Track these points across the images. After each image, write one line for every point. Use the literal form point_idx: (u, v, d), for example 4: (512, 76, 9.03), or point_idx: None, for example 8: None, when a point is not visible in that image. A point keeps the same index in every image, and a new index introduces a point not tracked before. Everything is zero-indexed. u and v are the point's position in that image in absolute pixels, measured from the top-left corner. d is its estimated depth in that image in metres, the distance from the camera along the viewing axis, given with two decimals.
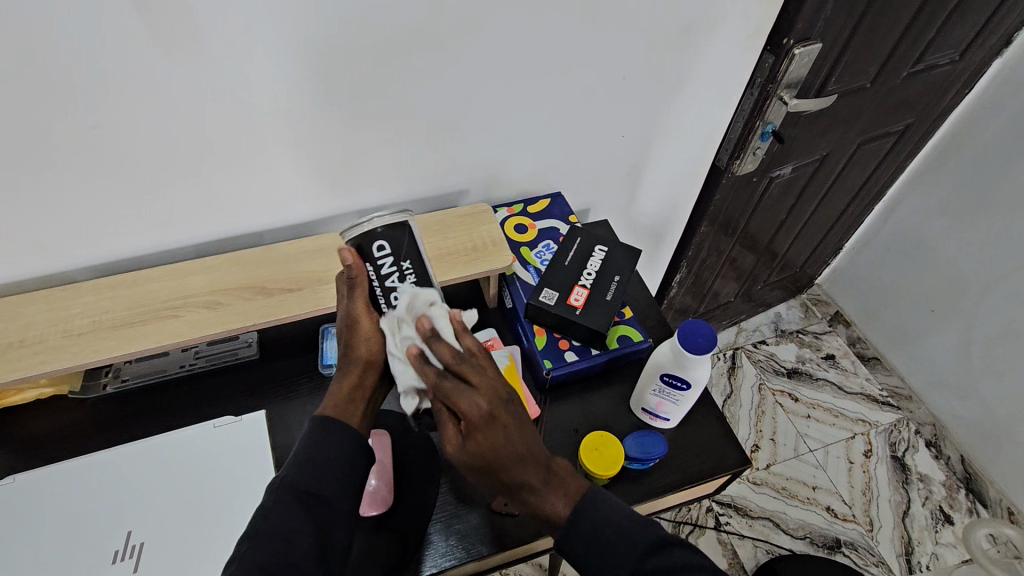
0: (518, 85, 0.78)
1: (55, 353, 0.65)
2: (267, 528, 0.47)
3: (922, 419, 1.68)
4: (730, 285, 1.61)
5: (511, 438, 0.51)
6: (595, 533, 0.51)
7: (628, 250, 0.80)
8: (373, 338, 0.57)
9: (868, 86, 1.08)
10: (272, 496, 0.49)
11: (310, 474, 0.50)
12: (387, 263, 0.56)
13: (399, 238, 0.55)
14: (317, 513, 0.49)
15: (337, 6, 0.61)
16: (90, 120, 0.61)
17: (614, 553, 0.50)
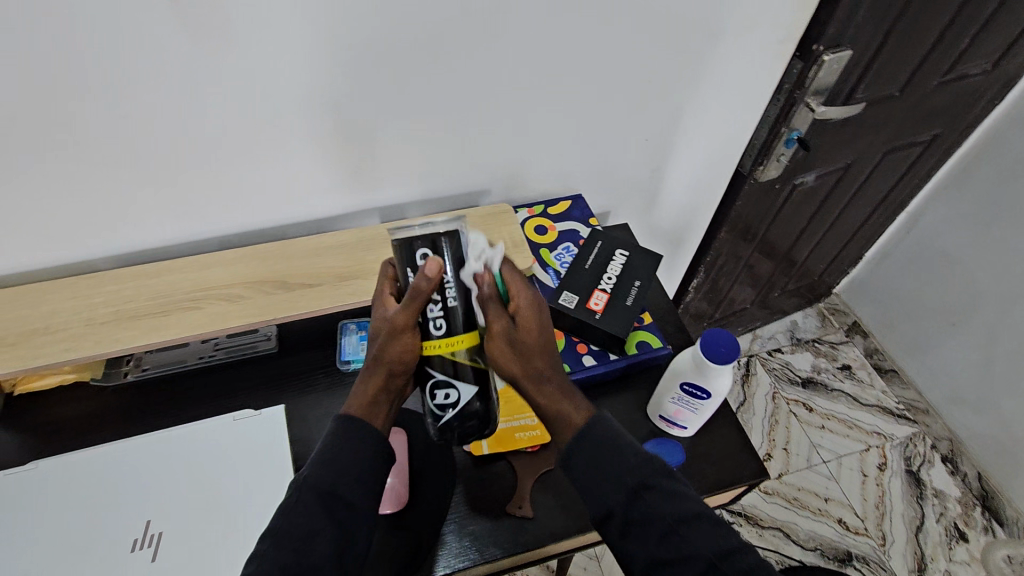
0: (543, 86, 0.77)
1: (78, 341, 0.65)
2: (288, 526, 0.48)
3: (939, 434, 1.65)
4: (747, 291, 1.59)
5: (545, 340, 0.57)
6: (611, 444, 0.51)
7: (649, 256, 0.79)
8: (411, 352, 0.53)
9: (896, 94, 1.06)
10: (295, 493, 0.49)
11: (331, 471, 0.51)
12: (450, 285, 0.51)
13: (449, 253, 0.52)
14: (339, 512, 0.50)
15: (367, 5, 0.61)
16: (120, 111, 0.62)
17: (622, 464, 0.50)
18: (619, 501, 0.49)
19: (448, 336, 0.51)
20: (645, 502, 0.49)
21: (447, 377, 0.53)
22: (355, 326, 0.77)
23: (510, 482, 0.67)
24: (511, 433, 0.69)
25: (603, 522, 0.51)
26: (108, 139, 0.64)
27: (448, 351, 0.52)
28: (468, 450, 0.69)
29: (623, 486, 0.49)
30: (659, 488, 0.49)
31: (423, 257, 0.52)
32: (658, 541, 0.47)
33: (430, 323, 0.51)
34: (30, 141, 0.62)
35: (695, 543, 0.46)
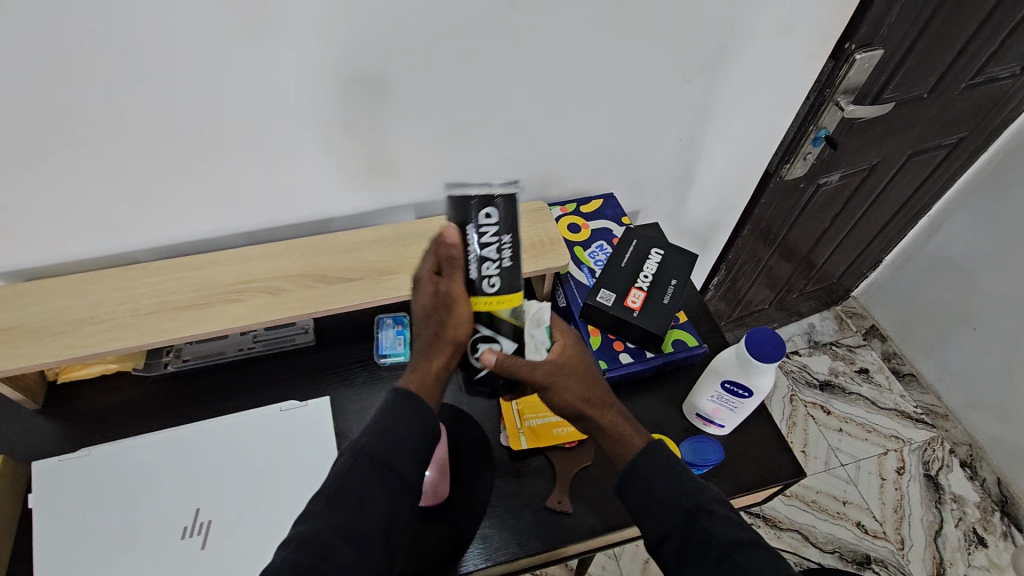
0: (580, 83, 0.77)
1: (124, 331, 0.66)
2: (342, 491, 0.49)
3: (959, 439, 1.64)
4: (765, 292, 1.59)
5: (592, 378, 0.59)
6: (671, 468, 0.54)
7: (685, 255, 0.79)
8: (463, 325, 0.57)
9: (925, 96, 1.06)
10: (351, 459, 0.50)
11: (386, 442, 0.51)
12: (491, 236, 0.56)
13: (506, 212, 0.56)
14: (389, 483, 0.51)
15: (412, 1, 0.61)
16: (171, 103, 0.62)
17: (680, 488, 0.53)
18: (677, 525, 0.51)
19: (496, 292, 0.56)
20: (703, 525, 0.50)
21: (489, 329, 0.60)
22: (391, 320, 0.78)
23: (549, 478, 0.68)
24: (549, 428, 0.70)
25: (659, 544, 0.52)
26: (157, 131, 0.65)
27: (491, 308, 0.57)
28: (506, 445, 0.69)
29: (680, 509, 0.51)
30: (715, 513, 0.51)
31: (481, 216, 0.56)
32: (716, 566, 0.48)
33: (484, 281, 0.56)
34: (81, 133, 0.62)
35: (750, 569, 0.47)
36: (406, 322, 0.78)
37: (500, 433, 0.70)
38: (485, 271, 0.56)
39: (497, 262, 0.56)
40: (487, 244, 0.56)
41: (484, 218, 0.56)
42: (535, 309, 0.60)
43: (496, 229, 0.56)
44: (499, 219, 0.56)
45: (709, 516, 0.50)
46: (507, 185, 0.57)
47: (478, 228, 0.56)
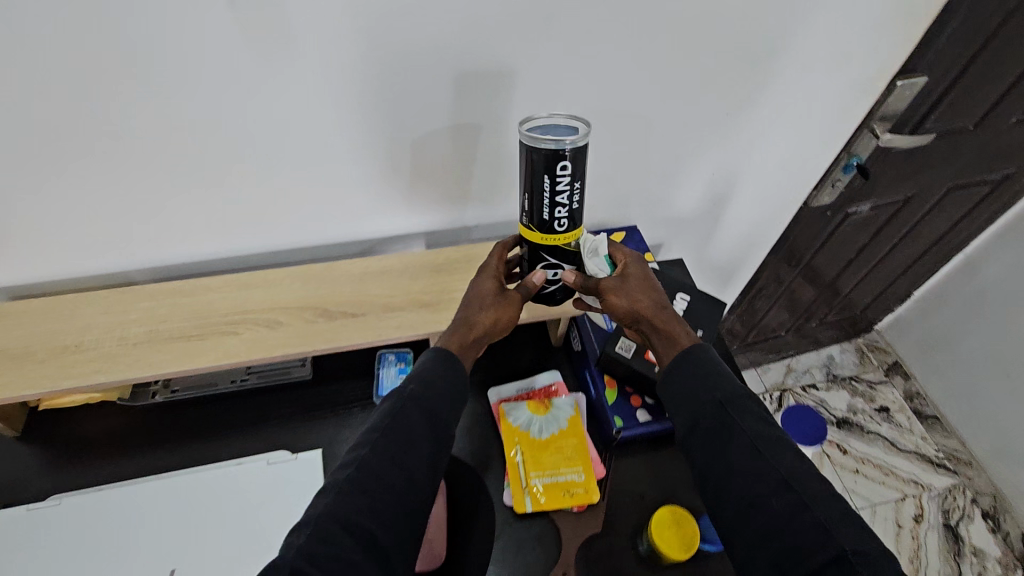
0: (610, 113, 0.71)
1: (111, 362, 0.61)
2: (393, 430, 0.50)
3: (982, 488, 1.56)
4: (785, 318, 1.54)
5: (646, 297, 0.64)
6: (708, 363, 0.57)
7: (712, 302, 0.75)
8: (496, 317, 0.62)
9: (970, 129, 0.96)
10: (398, 404, 0.52)
11: (433, 396, 0.54)
12: (564, 184, 0.53)
13: (581, 160, 0.52)
14: (435, 433, 0.52)
15: (420, 20, 0.55)
16: (173, 125, 0.57)
17: (716, 381, 0.55)
18: (708, 412, 0.54)
19: (568, 231, 0.58)
20: (730, 416, 0.53)
21: (555, 261, 0.61)
22: (394, 357, 0.73)
23: (554, 544, 0.63)
24: (557, 488, 0.64)
25: (688, 432, 0.54)
26: (158, 152, 0.60)
27: (562, 243, 0.59)
28: (509, 505, 0.65)
29: (712, 398, 0.54)
30: (747, 408, 0.53)
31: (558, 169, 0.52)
32: (740, 453, 0.50)
33: (557, 224, 0.56)
34: (77, 153, 0.58)
35: (773, 461, 0.49)
36: (409, 360, 0.73)
37: (504, 490, 0.66)
38: (562, 221, 0.57)
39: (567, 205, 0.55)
40: (557, 192, 0.54)
41: (560, 169, 0.52)
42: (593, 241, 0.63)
43: (571, 178, 0.53)
44: (575, 168, 0.53)
45: (741, 410, 0.53)
46: (584, 136, 0.51)
47: (554, 178, 0.53)
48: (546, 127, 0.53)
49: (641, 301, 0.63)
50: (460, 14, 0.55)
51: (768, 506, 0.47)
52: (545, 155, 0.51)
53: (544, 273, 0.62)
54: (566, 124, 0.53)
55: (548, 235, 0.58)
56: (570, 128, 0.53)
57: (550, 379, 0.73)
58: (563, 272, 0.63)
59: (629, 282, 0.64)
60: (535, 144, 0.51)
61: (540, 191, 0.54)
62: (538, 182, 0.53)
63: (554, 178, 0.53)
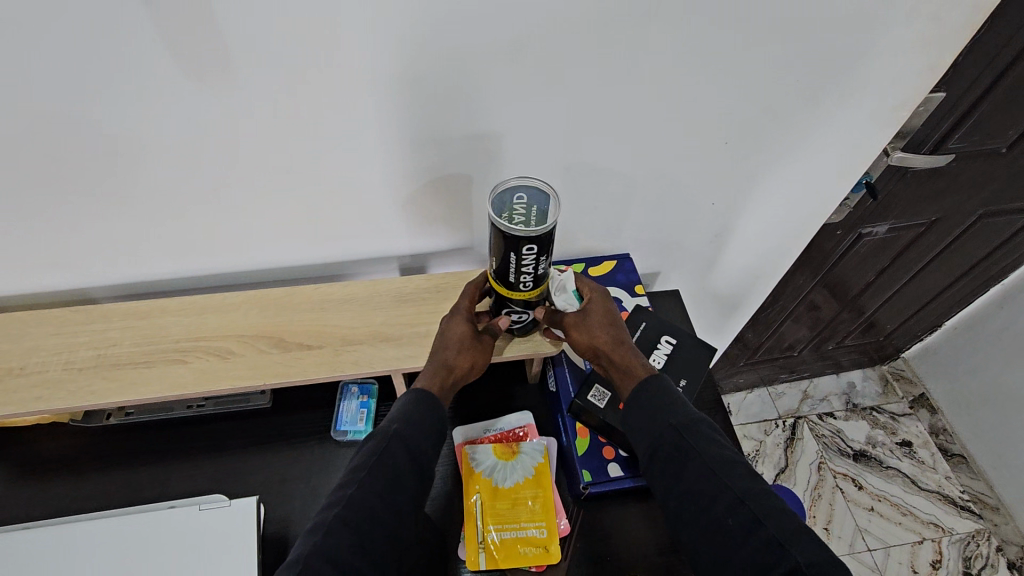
0: (595, 140, 0.65)
1: (53, 389, 0.59)
2: (377, 469, 0.47)
3: (1009, 537, 1.45)
4: (801, 333, 1.45)
5: (607, 332, 0.60)
6: (665, 392, 0.54)
7: (701, 347, 0.69)
8: (474, 364, 0.59)
9: (1002, 152, 0.87)
10: (385, 440, 0.49)
11: (416, 431, 0.50)
12: (531, 259, 0.52)
13: (549, 240, 0.51)
14: (418, 470, 0.49)
15: (371, 41, 0.50)
16: (119, 145, 0.55)
17: (669, 406, 0.53)
18: (661, 438, 0.51)
19: (533, 291, 0.56)
20: (685, 441, 0.50)
21: (525, 309, 0.59)
22: (357, 389, 0.70)
23: None
24: (514, 545, 0.60)
25: (648, 458, 0.52)
26: (105, 171, 0.58)
27: (530, 297, 0.57)
28: (463, 559, 0.61)
29: (665, 424, 0.51)
30: (699, 430, 0.51)
31: (527, 252, 0.51)
32: (698, 475, 0.48)
33: (523, 287, 0.55)
34: (24, 170, 0.56)
35: (727, 479, 0.47)
36: (372, 393, 0.69)
37: (459, 543, 0.62)
38: (527, 279, 0.54)
39: (534, 273, 0.54)
40: (524, 265, 0.52)
41: (528, 249, 0.51)
42: (560, 278, 0.64)
43: (540, 253, 0.52)
44: (544, 249, 0.51)
45: (694, 432, 0.50)
46: (554, 222, 0.50)
47: (520, 256, 0.51)
48: (521, 192, 0.52)
49: (600, 336, 0.59)
50: (416, 35, 0.50)
51: (725, 527, 0.45)
52: (512, 239, 0.50)
53: (509, 319, 0.61)
54: (540, 189, 0.53)
55: (512, 293, 0.56)
56: (543, 197, 0.52)
57: (520, 421, 0.69)
58: (530, 313, 0.60)
59: (589, 314, 0.61)
60: (503, 227, 0.50)
61: (505, 262, 0.53)
62: (505, 256, 0.52)
63: (520, 255, 0.51)
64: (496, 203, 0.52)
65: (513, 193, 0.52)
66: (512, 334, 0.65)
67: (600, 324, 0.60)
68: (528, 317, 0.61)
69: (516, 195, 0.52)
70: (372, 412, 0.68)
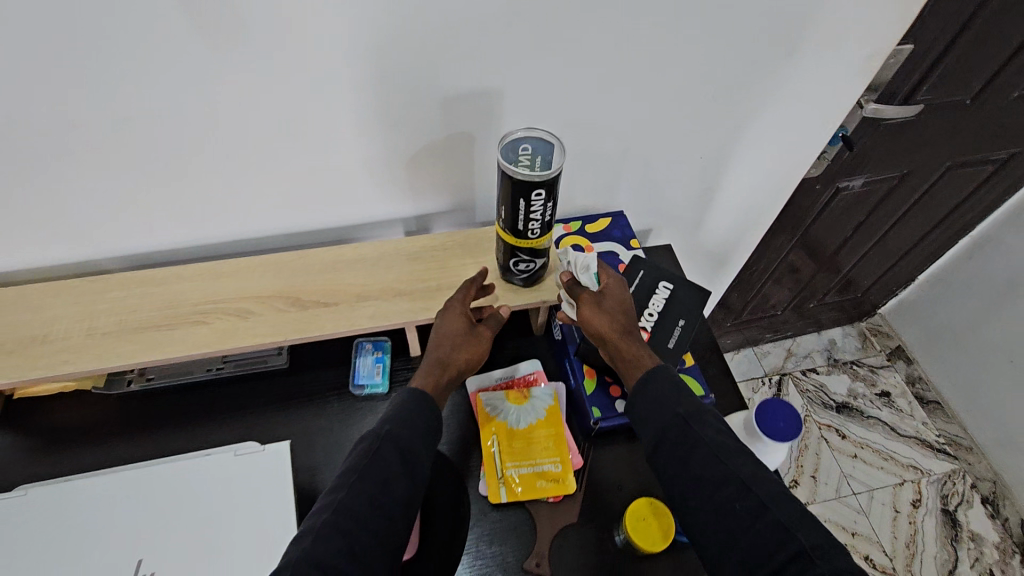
0: (590, 97, 0.68)
1: (78, 353, 0.60)
2: (368, 471, 0.49)
3: (982, 474, 1.54)
4: (783, 293, 1.51)
5: (619, 321, 0.62)
6: (672, 384, 0.58)
7: (697, 291, 0.73)
8: (466, 359, 0.61)
9: (968, 103, 0.92)
10: (376, 443, 0.50)
11: (407, 432, 0.52)
12: (539, 205, 0.55)
13: (556, 186, 0.54)
14: (409, 469, 0.51)
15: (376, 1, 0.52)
16: (128, 110, 0.56)
17: (676, 397, 0.56)
18: (669, 427, 0.54)
19: (541, 238, 0.59)
20: (690, 429, 0.53)
21: (531, 257, 0.63)
22: (371, 346, 0.72)
23: (530, 534, 0.62)
24: (533, 478, 0.64)
25: (655, 448, 0.55)
26: (115, 138, 0.59)
27: (537, 245, 0.61)
28: (485, 495, 0.64)
29: (673, 414, 0.55)
30: (704, 418, 0.54)
31: (534, 198, 0.54)
32: (702, 460, 0.51)
33: (531, 234, 0.58)
34: (34, 139, 0.57)
35: (732, 464, 0.50)
36: (386, 349, 0.72)
37: (479, 481, 0.65)
38: (534, 227, 0.58)
39: (541, 219, 0.57)
40: (531, 211, 0.56)
41: (535, 196, 0.54)
42: (584, 258, 0.67)
43: (547, 199, 0.55)
44: (550, 195, 0.54)
45: (699, 421, 0.54)
46: (559, 167, 0.52)
47: (528, 202, 0.54)
48: (526, 143, 0.55)
49: (610, 325, 0.61)
50: None
51: (731, 508, 0.48)
52: (520, 184, 0.53)
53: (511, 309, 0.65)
54: (545, 139, 0.55)
55: (521, 241, 0.60)
56: (548, 146, 0.55)
57: (530, 368, 0.72)
58: (537, 261, 0.64)
59: (603, 300, 0.63)
60: (511, 173, 0.53)
61: (515, 209, 0.56)
62: (513, 203, 0.55)
63: (529, 201, 0.54)
64: (502, 152, 0.55)
65: (519, 144, 0.55)
66: (518, 285, 0.68)
67: (613, 313, 0.62)
68: (535, 267, 0.65)
69: (522, 146, 0.55)
70: (387, 366, 0.71)
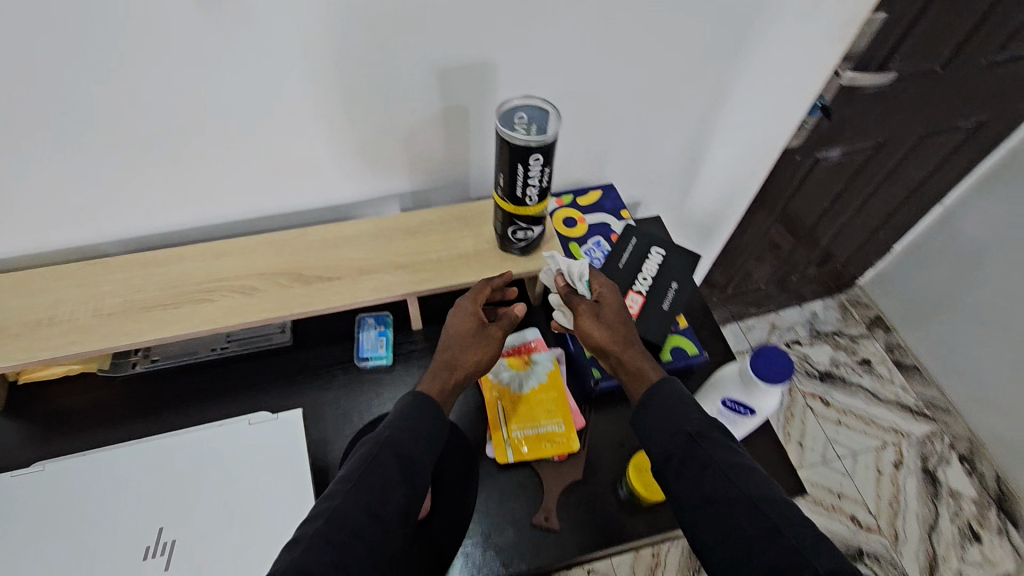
0: (580, 69, 0.70)
1: (84, 334, 0.61)
2: (367, 479, 0.49)
3: (959, 434, 1.61)
4: (765, 268, 1.55)
5: (617, 333, 0.62)
6: (678, 398, 0.56)
7: (687, 256, 0.76)
8: (472, 362, 0.61)
9: (938, 71, 0.96)
10: (375, 450, 0.51)
11: (409, 439, 0.52)
12: (536, 170, 0.57)
13: (552, 150, 0.56)
14: (408, 476, 0.51)
15: None
16: (124, 89, 0.56)
17: (683, 413, 0.54)
18: (677, 446, 0.53)
19: (539, 204, 0.61)
20: (699, 447, 0.52)
21: (529, 224, 0.65)
22: (373, 320, 0.74)
23: (537, 492, 0.65)
24: (538, 439, 0.66)
25: (661, 467, 0.53)
26: (112, 118, 0.59)
27: (534, 212, 0.63)
28: (492, 457, 0.66)
29: (681, 432, 0.53)
30: (713, 436, 0.52)
31: (532, 163, 0.56)
32: (712, 479, 0.50)
33: (529, 199, 0.60)
34: (30, 120, 0.57)
35: (743, 484, 0.49)
36: (389, 323, 0.74)
37: (486, 445, 0.67)
38: (531, 193, 0.60)
39: (539, 184, 0.59)
40: (529, 176, 0.58)
41: (533, 161, 0.56)
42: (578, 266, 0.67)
43: (544, 164, 0.57)
44: (547, 159, 0.56)
45: (708, 440, 0.52)
46: (556, 130, 0.54)
47: (526, 167, 0.56)
48: (522, 111, 0.56)
49: (609, 337, 0.61)
50: None
51: (742, 531, 0.47)
52: (518, 149, 0.55)
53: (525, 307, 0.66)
54: (540, 107, 0.57)
55: (519, 208, 0.62)
56: (543, 113, 0.56)
57: (531, 336, 0.74)
58: (534, 229, 0.66)
59: (600, 311, 0.63)
60: (509, 137, 0.55)
61: (513, 174, 0.58)
62: (511, 168, 0.57)
63: (527, 165, 0.56)
64: (499, 120, 0.56)
65: (515, 112, 0.56)
66: (515, 254, 0.70)
67: (610, 325, 0.62)
68: (533, 235, 0.67)
69: (518, 114, 0.56)
70: (391, 339, 0.73)
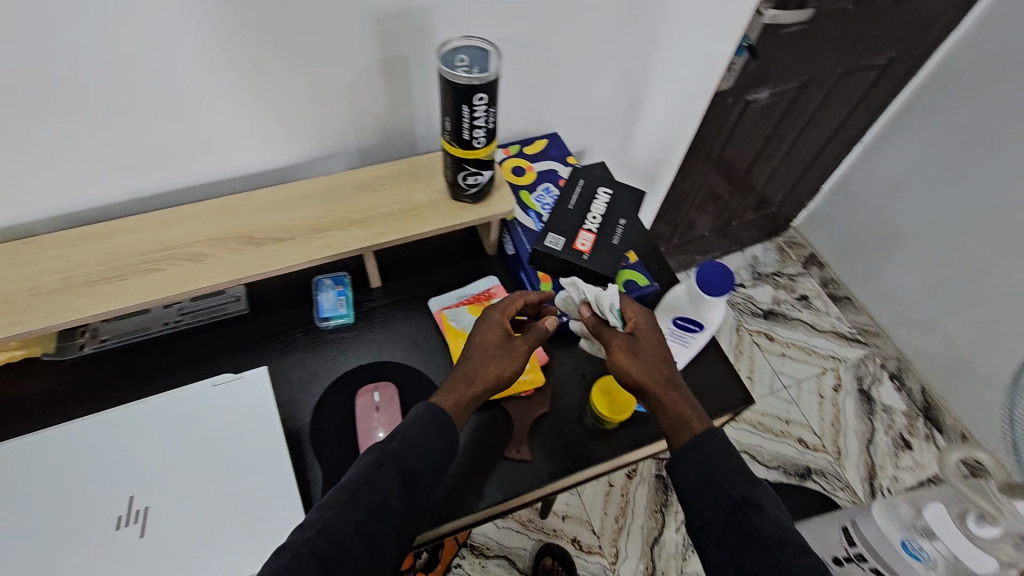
0: (518, 14, 0.70)
1: (26, 314, 0.58)
2: (365, 493, 0.51)
3: (888, 354, 1.76)
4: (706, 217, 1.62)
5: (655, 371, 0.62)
6: (725, 456, 0.56)
7: (632, 193, 0.79)
8: (491, 376, 0.61)
9: (851, 8, 1.02)
10: (378, 461, 0.53)
11: (414, 452, 0.55)
12: (481, 110, 0.58)
13: (496, 88, 0.57)
14: (406, 488, 0.53)
15: None
16: (41, 48, 0.53)
17: (731, 477, 0.54)
18: (722, 509, 0.53)
19: (487, 147, 0.62)
20: (746, 517, 0.52)
21: (478, 168, 0.65)
22: (330, 281, 0.74)
23: (507, 428, 0.68)
24: None
25: (702, 527, 0.54)
26: (27, 84, 0.55)
27: (481, 156, 0.64)
28: None
29: (728, 497, 0.53)
30: (763, 509, 0.52)
31: (477, 102, 0.57)
32: (754, 551, 0.50)
33: (476, 142, 0.61)
34: None
35: (788, 565, 0.48)
36: (347, 282, 0.74)
37: None
38: (478, 134, 0.61)
39: (484, 125, 0.60)
40: (474, 117, 0.58)
41: (477, 100, 0.57)
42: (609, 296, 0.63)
43: (488, 104, 0.58)
44: (491, 98, 0.57)
45: (755, 511, 0.52)
46: (497, 67, 0.55)
47: (471, 106, 0.57)
48: (462, 53, 0.57)
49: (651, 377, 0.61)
50: None
51: None
52: (460, 90, 0.55)
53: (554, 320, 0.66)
54: (480, 48, 0.57)
55: (467, 152, 0.63)
56: (483, 53, 0.57)
57: (487, 284, 0.76)
58: (484, 174, 0.67)
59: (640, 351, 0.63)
60: (449, 77, 0.55)
61: (458, 116, 0.59)
62: (456, 110, 0.58)
63: (471, 106, 0.57)
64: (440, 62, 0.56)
65: (457, 54, 0.57)
66: (467, 201, 0.71)
67: (649, 362, 0.62)
68: (483, 180, 0.68)
69: (459, 56, 0.57)
70: (351, 298, 0.73)
